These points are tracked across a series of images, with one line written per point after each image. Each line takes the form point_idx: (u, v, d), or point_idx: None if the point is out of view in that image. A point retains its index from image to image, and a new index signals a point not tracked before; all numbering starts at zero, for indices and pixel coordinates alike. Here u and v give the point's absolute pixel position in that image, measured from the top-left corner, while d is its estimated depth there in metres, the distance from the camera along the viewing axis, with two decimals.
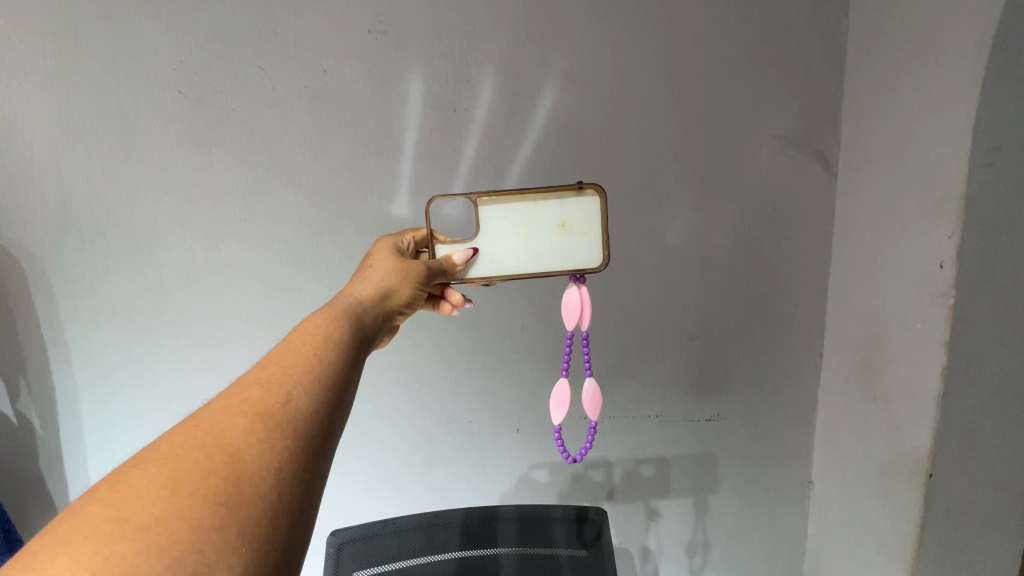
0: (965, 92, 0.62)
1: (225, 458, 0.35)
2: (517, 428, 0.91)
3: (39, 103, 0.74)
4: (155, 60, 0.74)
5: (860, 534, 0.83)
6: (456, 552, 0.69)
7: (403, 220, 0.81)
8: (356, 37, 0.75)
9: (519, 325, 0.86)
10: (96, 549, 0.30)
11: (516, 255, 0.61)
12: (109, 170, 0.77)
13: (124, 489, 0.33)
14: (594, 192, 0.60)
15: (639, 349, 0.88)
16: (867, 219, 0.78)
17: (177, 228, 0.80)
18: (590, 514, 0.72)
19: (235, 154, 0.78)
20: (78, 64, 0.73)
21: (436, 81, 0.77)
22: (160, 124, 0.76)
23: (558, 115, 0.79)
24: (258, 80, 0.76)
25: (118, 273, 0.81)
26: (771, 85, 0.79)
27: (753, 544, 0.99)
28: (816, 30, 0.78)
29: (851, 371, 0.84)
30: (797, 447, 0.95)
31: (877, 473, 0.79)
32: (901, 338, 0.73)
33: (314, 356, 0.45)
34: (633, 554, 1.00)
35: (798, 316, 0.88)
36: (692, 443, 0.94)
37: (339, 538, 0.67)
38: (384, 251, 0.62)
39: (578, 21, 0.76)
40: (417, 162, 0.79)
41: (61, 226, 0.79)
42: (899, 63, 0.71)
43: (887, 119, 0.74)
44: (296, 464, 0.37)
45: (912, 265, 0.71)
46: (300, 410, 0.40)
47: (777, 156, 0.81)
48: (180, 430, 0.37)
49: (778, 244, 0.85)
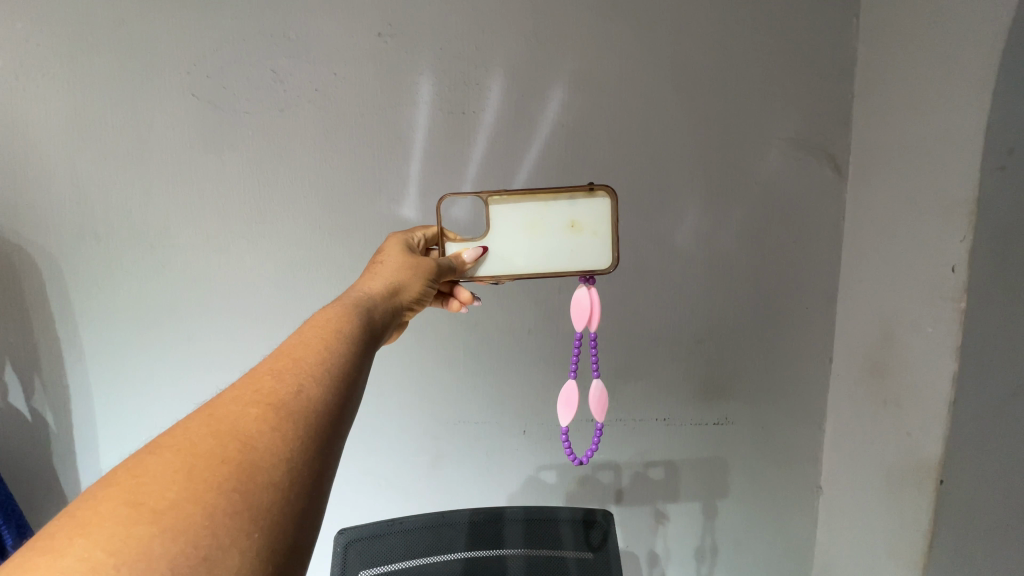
0: (977, 96, 0.62)
1: (238, 446, 0.35)
2: (524, 430, 0.91)
3: (55, 104, 0.75)
4: (169, 62, 0.75)
5: (871, 540, 0.82)
6: (462, 553, 0.69)
7: (411, 221, 0.82)
8: (366, 41, 0.76)
9: (526, 326, 0.86)
10: (114, 531, 0.30)
11: (526, 253, 0.61)
12: (123, 167, 0.78)
13: (141, 474, 0.33)
14: (605, 193, 0.60)
15: (646, 352, 0.88)
16: (879, 222, 0.78)
17: (188, 227, 0.81)
18: (597, 517, 0.71)
19: (246, 155, 0.79)
20: (93, 65, 0.75)
21: (446, 83, 0.78)
22: (172, 125, 0.77)
23: (566, 117, 0.79)
24: (270, 83, 0.77)
25: (131, 269, 0.82)
26: (781, 89, 0.79)
27: (761, 549, 0.98)
28: (827, 34, 0.78)
29: (863, 376, 0.83)
30: (806, 452, 0.94)
31: (888, 479, 0.78)
32: (912, 343, 0.72)
33: (326, 349, 0.45)
34: (641, 558, 0.99)
35: (808, 319, 0.88)
36: (700, 446, 0.93)
37: (346, 537, 0.67)
38: (394, 247, 0.62)
39: (587, 25, 0.77)
40: (426, 164, 0.80)
41: (74, 224, 0.80)
42: (911, 65, 0.71)
43: (898, 123, 0.73)
44: (307, 453, 0.37)
45: (924, 268, 0.70)
46: (312, 401, 0.40)
47: (787, 159, 0.81)
48: (194, 419, 0.38)
49: (788, 247, 0.85)
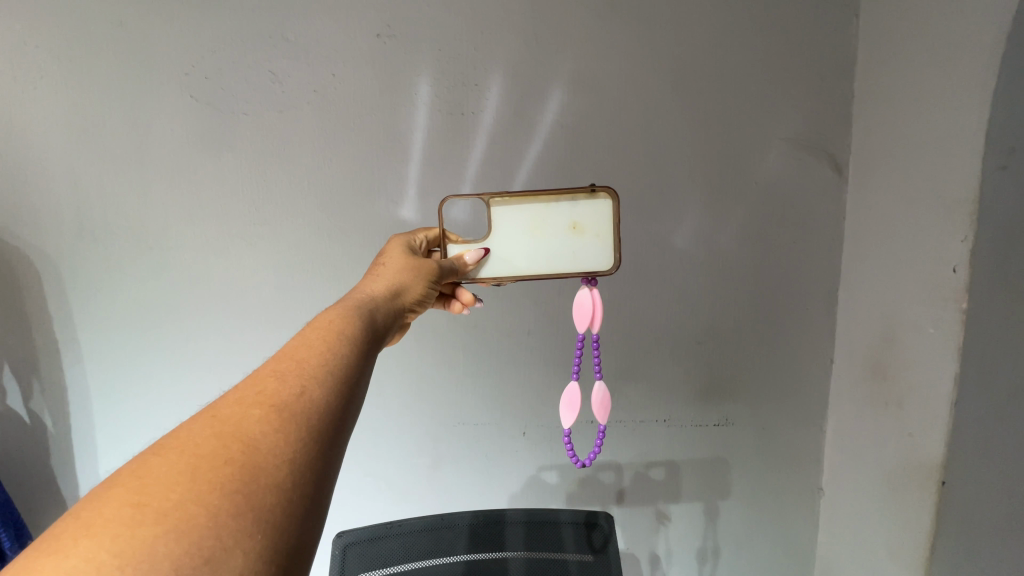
0: (977, 96, 0.62)
1: (242, 447, 0.35)
2: (523, 432, 0.91)
3: (53, 105, 0.75)
4: (168, 64, 0.75)
5: (872, 541, 0.82)
6: (462, 555, 0.68)
7: (411, 223, 0.82)
8: (366, 42, 0.76)
9: (526, 327, 0.85)
10: (119, 532, 0.30)
11: (528, 255, 0.61)
12: (122, 169, 0.78)
13: (146, 475, 0.33)
14: (607, 194, 0.60)
15: (646, 353, 0.88)
16: (880, 222, 0.78)
17: (187, 228, 0.80)
18: (599, 520, 0.71)
19: (245, 157, 0.78)
20: (91, 66, 0.75)
21: (445, 84, 0.77)
22: (171, 127, 0.77)
23: (566, 118, 0.79)
24: (269, 85, 0.76)
25: (130, 271, 0.82)
26: (781, 89, 0.79)
27: (762, 550, 0.98)
28: (827, 34, 0.78)
29: (864, 376, 0.83)
30: (807, 452, 0.94)
31: (890, 479, 0.78)
32: (913, 343, 0.72)
33: (328, 351, 0.45)
34: (642, 559, 0.99)
35: (809, 320, 0.88)
36: (701, 447, 0.93)
37: (345, 539, 0.67)
38: (396, 249, 0.62)
39: (587, 25, 0.76)
40: (426, 165, 0.80)
41: (73, 226, 0.79)
42: (912, 66, 0.71)
43: (898, 123, 0.73)
44: (311, 454, 0.37)
45: (925, 268, 0.70)
46: (314, 402, 0.40)
47: (787, 159, 0.81)
48: (197, 421, 0.38)
49: (788, 247, 0.84)
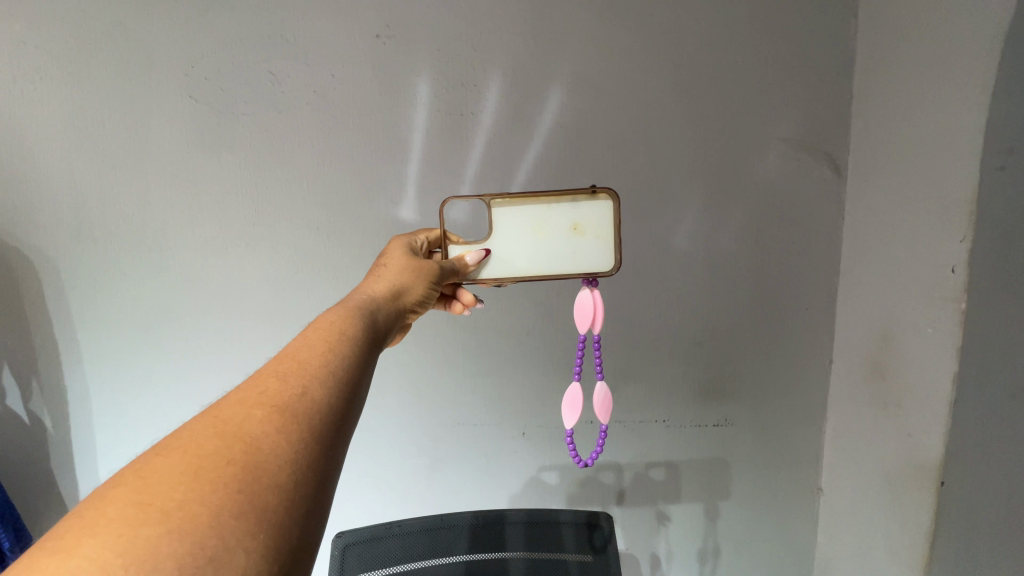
0: (975, 97, 0.62)
1: (244, 447, 0.35)
2: (523, 432, 0.91)
3: (52, 106, 0.75)
4: (167, 64, 0.75)
5: (872, 540, 0.82)
6: (463, 555, 0.68)
7: (411, 223, 0.82)
8: (365, 43, 0.76)
9: (526, 328, 0.85)
10: (121, 531, 0.30)
11: (528, 255, 0.61)
12: (121, 169, 0.78)
13: (149, 475, 0.33)
14: (608, 195, 0.60)
15: (646, 354, 0.88)
16: (879, 223, 0.78)
17: (186, 228, 0.80)
18: (599, 520, 0.71)
19: (244, 157, 0.78)
20: (91, 67, 0.74)
21: (445, 84, 0.77)
22: (171, 127, 0.77)
23: (565, 118, 0.79)
24: (269, 85, 0.76)
25: (129, 272, 0.81)
26: (779, 89, 0.79)
27: (762, 549, 0.98)
28: (826, 36, 0.79)
29: (863, 376, 0.83)
30: (806, 452, 0.94)
31: (889, 478, 0.78)
32: (912, 343, 0.72)
33: (329, 351, 0.45)
34: (642, 559, 0.99)
35: (808, 320, 0.88)
36: (700, 447, 0.93)
37: (344, 540, 0.67)
38: (396, 250, 0.62)
39: (587, 26, 0.77)
40: (426, 165, 0.80)
41: (72, 226, 0.79)
42: (910, 67, 0.71)
43: (897, 124, 0.74)
44: (312, 454, 0.37)
45: (923, 268, 0.70)
46: (316, 403, 0.40)
47: (786, 159, 0.81)
48: (199, 421, 0.38)
49: (787, 248, 0.85)
